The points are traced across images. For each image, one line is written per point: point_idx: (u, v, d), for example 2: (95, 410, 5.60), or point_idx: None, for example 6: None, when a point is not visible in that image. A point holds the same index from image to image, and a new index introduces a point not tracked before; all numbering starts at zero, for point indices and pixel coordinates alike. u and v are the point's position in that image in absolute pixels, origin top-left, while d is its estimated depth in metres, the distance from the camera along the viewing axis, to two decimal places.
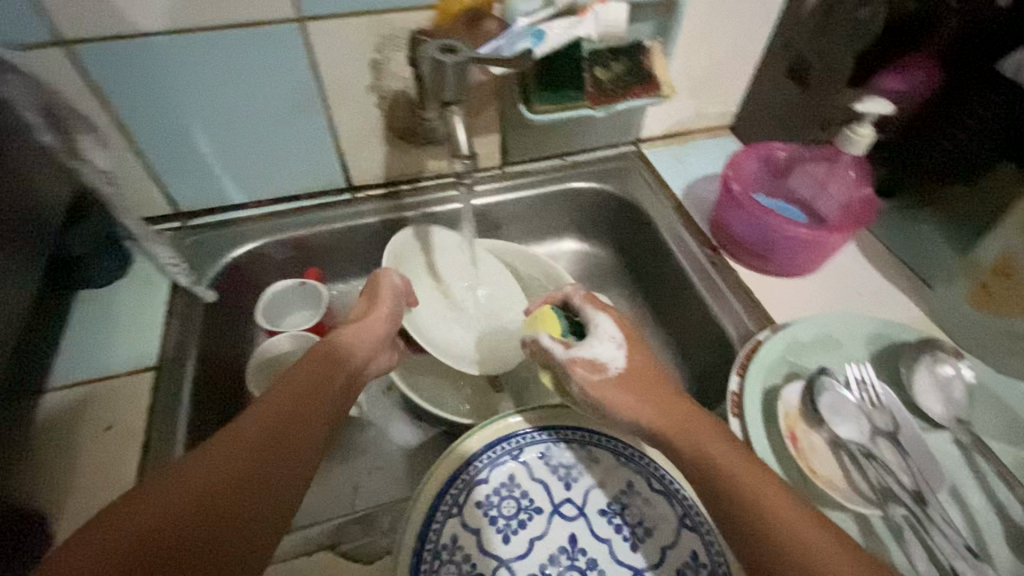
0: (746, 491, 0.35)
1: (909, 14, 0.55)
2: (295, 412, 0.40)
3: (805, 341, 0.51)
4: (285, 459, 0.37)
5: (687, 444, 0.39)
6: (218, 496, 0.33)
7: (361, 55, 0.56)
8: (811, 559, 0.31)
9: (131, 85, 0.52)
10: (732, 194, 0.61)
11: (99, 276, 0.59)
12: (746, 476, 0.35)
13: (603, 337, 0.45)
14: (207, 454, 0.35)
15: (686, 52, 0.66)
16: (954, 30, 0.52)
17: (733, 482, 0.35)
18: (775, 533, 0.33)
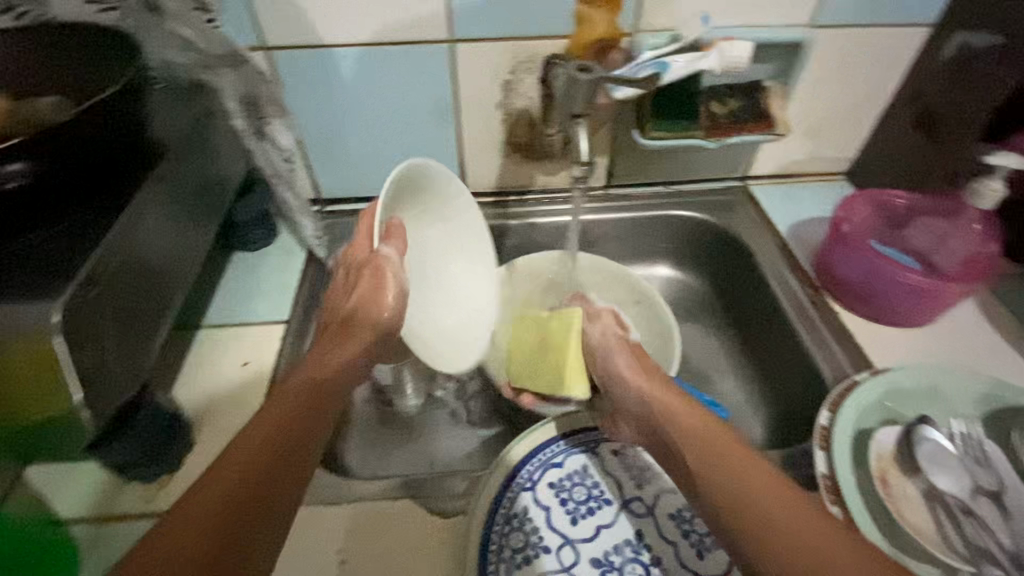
0: (734, 481, 0.37)
1: None
2: (306, 400, 0.42)
3: (907, 389, 0.49)
4: (299, 449, 0.39)
5: (693, 447, 0.41)
6: (256, 486, 0.35)
7: (498, 75, 0.63)
8: (794, 539, 0.33)
9: (306, 87, 0.62)
10: (845, 237, 0.60)
11: (250, 241, 0.69)
12: (735, 469, 0.37)
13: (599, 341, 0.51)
14: (225, 455, 0.36)
15: (805, 94, 0.67)
16: None
17: (725, 474, 0.38)
18: (760, 519, 0.34)
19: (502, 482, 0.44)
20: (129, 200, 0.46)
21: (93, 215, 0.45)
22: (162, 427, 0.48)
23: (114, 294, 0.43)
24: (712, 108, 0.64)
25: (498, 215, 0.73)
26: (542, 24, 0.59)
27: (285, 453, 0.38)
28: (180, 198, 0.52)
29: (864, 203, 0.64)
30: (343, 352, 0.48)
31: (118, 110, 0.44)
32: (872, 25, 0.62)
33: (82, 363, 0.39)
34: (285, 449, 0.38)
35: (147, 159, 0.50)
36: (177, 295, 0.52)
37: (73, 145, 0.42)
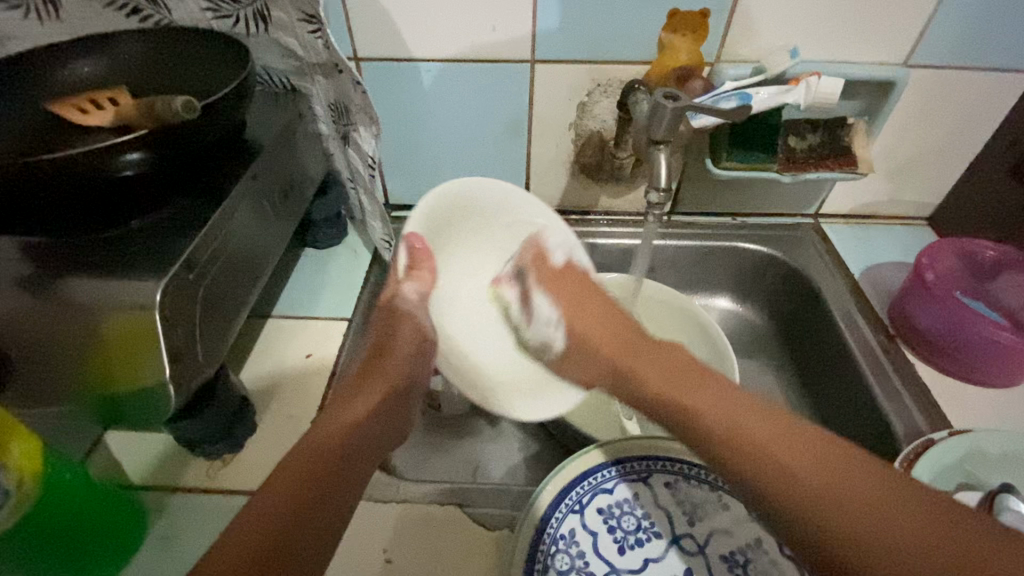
0: (785, 475, 0.32)
1: None
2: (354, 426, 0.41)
3: (991, 455, 0.46)
4: (349, 465, 0.38)
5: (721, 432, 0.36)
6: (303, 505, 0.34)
7: (574, 96, 0.64)
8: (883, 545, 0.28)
9: (389, 96, 0.65)
10: (927, 284, 0.57)
11: (322, 239, 0.72)
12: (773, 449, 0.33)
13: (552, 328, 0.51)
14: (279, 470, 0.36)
15: (890, 134, 0.65)
16: None
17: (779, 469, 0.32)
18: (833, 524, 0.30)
19: (552, 500, 0.44)
20: (226, 194, 0.50)
21: (195, 206, 0.48)
22: (229, 410, 0.50)
23: (204, 279, 0.46)
24: (790, 142, 0.62)
25: None
26: (624, 49, 0.60)
27: (325, 479, 0.36)
28: (268, 193, 0.55)
29: (950, 252, 0.60)
30: (383, 383, 0.46)
31: (225, 110, 0.48)
32: (970, 67, 0.59)
33: (173, 340, 0.42)
34: (331, 477, 0.36)
35: (242, 156, 0.54)
36: (257, 283, 0.54)
37: (184, 140, 0.45)
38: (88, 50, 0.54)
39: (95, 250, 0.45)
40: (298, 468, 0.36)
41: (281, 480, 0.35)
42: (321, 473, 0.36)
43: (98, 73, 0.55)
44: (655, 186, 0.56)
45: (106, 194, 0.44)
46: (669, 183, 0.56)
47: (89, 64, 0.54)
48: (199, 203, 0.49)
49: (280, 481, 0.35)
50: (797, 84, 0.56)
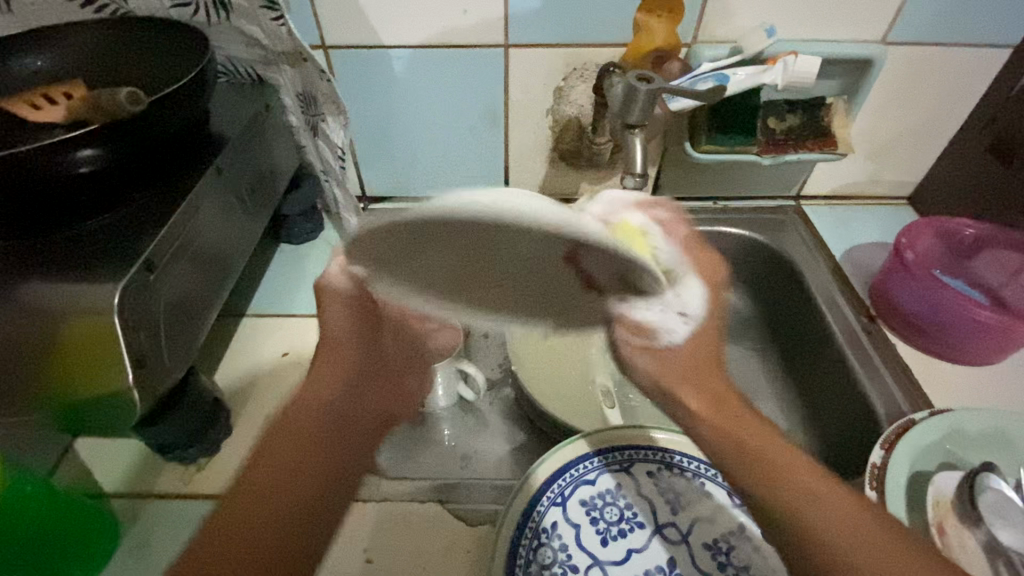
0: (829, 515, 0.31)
1: None
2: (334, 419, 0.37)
3: (971, 435, 0.46)
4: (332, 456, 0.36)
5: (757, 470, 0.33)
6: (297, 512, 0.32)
7: (550, 80, 0.62)
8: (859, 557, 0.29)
9: (360, 84, 0.63)
10: (907, 263, 0.56)
11: (298, 234, 0.71)
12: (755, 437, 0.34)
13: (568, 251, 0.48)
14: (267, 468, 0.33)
15: (869, 112, 0.64)
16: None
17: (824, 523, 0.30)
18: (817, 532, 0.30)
19: (535, 490, 0.43)
20: (190, 191, 0.48)
21: (157, 204, 0.46)
22: (200, 414, 0.49)
23: (167, 279, 0.44)
24: (769, 123, 0.62)
25: None
26: (599, 33, 0.58)
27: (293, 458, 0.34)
28: (235, 189, 0.54)
29: (930, 231, 0.60)
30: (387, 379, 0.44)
31: (187, 103, 0.46)
32: (947, 43, 0.58)
33: (135, 345, 0.40)
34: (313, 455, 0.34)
35: (206, 149, 0.52)
36: (226, 282, 0.53)
37: (141, 135, 0.43)
38: (38, 44, 0.51)
39: (50, 252, 0.43)
40: (286, 436, 0.35)
41: (281, 436, 0.35)
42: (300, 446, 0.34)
43: (51, 67, 0.52)
44: (631, 171, 0.54)
45: (58, 194, 0.42)
46: (645, 168, 0.54)
47: (42, 59, 0.52)
48: (161, 201, 0.47)
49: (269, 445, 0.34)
50: (774, 64, 0.55)
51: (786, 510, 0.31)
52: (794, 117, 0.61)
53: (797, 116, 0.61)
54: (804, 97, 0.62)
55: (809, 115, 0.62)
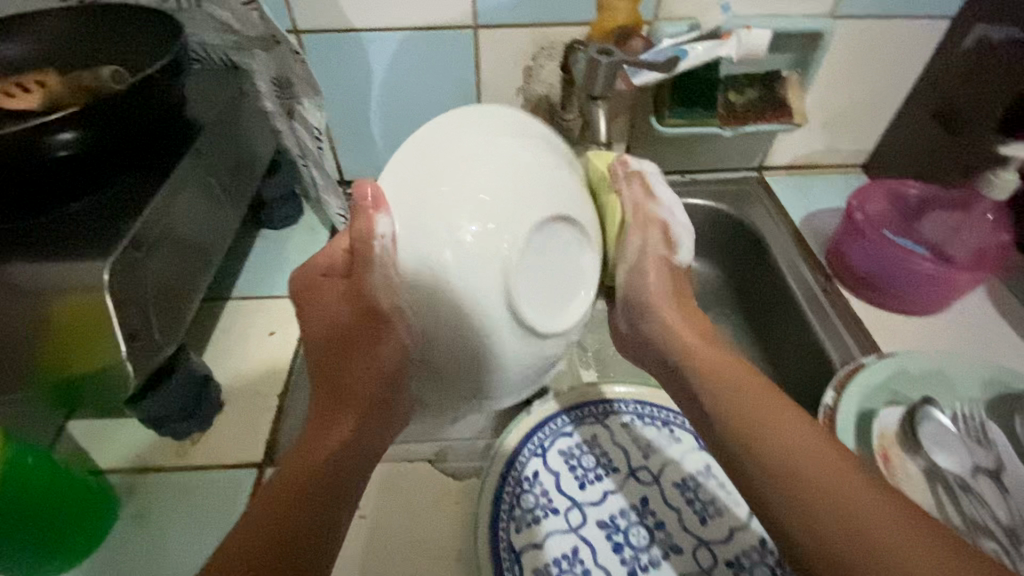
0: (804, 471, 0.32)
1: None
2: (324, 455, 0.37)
3: (914, 375, 0.50)
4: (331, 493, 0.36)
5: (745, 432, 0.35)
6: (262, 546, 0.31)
7: (520, 61, 0.65)
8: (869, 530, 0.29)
9: (334, 68, 0.64)
10: (858, 224, 0.60)
11: (278, 219, 0.72)
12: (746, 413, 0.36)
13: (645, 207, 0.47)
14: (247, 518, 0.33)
15: (821, 85, 0.68)
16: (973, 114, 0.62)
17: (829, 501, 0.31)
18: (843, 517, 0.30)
19: (512, 449, 0.46)
20: (167, 177, 0.48)
21: (136, 192, 0.47)
22: (192, 390, 0.50)
23: (148, 257, 0.45)
24: (729, 97, 0.65)
25: None
26: (564, 13, 0.61)
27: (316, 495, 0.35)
28: (214, 173, 0.55)
29: (879, 193, 0.64)
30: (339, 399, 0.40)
31: (161, 89, 0.47)
32: (891, 15, 0.62)
33: (128, 320, 0.42)
34: (318, 491, 0.35)
35: (182, 135, 0.52)
36: (207, 268, 0.54)
37: (117, 119, 0.44)
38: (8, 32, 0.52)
39: (32, 235, 0.44)
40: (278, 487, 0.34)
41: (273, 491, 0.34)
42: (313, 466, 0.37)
43: (23, 55, 0.52)
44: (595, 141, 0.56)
45: (39, 178, 0.43)
46: (608, 137, 0.56)
47: (12, 47, 0.52)
48: (141, 185, 0.48)
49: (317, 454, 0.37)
50: (728, 37, 0.58)
51: (754, 445, 0.35)
52: (753, 91, 0.65)
53: (756, 90, 0.65)
54: (762, 73, 0.65)
55: (766, 89, 0.65)
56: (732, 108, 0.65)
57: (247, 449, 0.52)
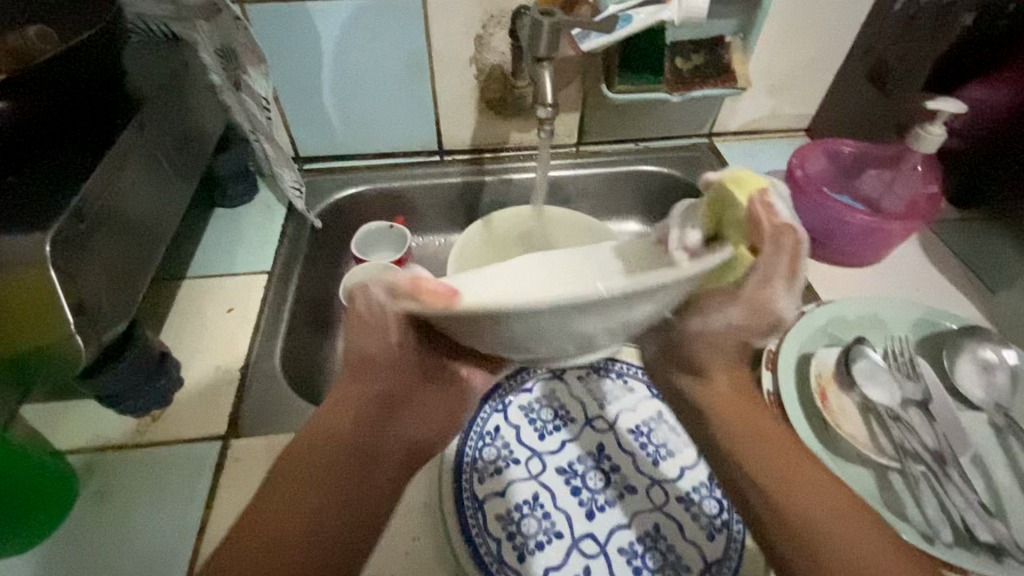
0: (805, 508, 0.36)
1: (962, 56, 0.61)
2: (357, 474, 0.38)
3: (850, 319, 0.53)
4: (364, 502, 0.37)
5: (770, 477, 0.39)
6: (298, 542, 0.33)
7: (470, 29, 0.65)
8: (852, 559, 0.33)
9: (281, 37, 0.63)
10: (798, 181, 0.63)
11: (232, 197, 0.71)
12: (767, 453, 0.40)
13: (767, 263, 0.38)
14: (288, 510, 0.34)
15: (764, 50, 0.70)
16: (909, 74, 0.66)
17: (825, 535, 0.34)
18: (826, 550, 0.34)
19: (460, 437, 0.46)
20: (109, 150, 0.47)
21: (72, 165, 0.45)
22: (148, 365, 0.50)
23: (97, 231, 0.44)
24: (676, 63, 0.67)
25: (474, 172, 0.78)
26: None
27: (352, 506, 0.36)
28: (159, 147, 0.53)
29: (818, 153, 0.67)
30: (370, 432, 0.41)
31: (98, 59, 0.46)
32: None
33: (74, 292, 0.41)
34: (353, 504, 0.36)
35: (121, 108, 0.51)
36: (155, 242, 0.53)
37: (51, 87, 0.43)
38: None
39: None
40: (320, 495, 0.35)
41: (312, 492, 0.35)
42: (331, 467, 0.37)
43: None
44: (542, 103, 0.57)
45: None
46: (555, 99, 0.57)
47: None
48: (80, 157, 0.46)
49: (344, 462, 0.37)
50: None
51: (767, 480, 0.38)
52: (699, 57, 0.67)
53: (701, 56, 0.67)
54: (706, 39, 0.67)
55: (710, 55, 0.67)
56: (679, 74, 0.67)
57: (206, 423, 0.52)
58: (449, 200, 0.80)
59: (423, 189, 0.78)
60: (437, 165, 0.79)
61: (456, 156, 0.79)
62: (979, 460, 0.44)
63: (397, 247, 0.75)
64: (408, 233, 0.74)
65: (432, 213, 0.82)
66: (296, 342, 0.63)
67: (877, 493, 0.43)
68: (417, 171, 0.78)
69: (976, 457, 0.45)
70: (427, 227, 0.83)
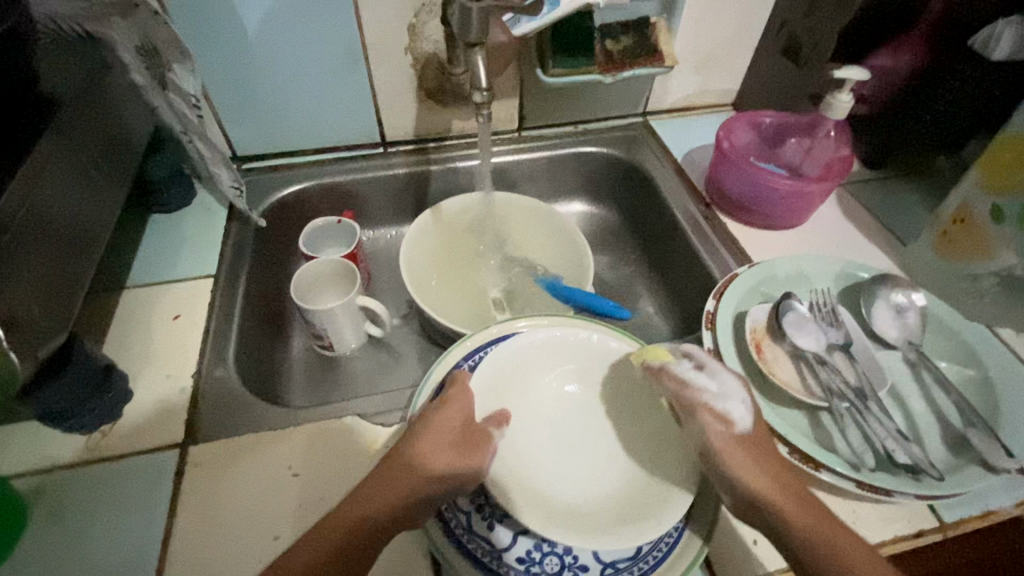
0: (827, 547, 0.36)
1: (860, 27, 0.65)
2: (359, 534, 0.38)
3: (779, 277, 0.57)
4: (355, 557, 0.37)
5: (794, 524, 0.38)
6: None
7: (402, 18, 0.65)
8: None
9: (203, 32, 0.62)
10: (726, 153, 0.67)
11: (171, 201, 0.69)
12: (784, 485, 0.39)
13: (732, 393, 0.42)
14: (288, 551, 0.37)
15: (687, 29, 0.73)
16: (817, 43, 0.69)
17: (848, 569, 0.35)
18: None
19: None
20: (29, 155, 0.45)
21: None
22: (92, 377, 0.48)
23: (23, 240, 0.42)
24: (606, 45, 0.69)
25: (419, 162, 0.79)
26: None
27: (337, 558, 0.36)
28: (83, 152, 0.51)
29: (742, 124, 0.71)
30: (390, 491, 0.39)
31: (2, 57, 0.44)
32: None
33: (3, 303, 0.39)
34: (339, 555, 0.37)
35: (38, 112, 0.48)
36: (91, 250, 0.51)
37: None
38: None
39: None
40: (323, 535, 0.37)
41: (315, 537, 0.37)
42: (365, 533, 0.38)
43: None
44: (477, 87, 0.58)
45: None
46: (490, 83, 0.58)
47: None
48: None
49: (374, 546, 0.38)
50: None
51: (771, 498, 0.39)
52: (628, 37, 0.69)
53: (630, 36, 0.69)
54: (633, 19, 0.69)
55: (638, 35, 0.69)
56: (609, 55, 0.69)
57: (163, 430, 0.51)
58: (396, 192, 0.80)
59: (368, 182, 0.78)
60: (381, 156, 0.79)
61: (400, 147, 0.79)
62: (896, 394, 0.49)
63: (346, 242, 0.74)
64: (357, 227, 0.74)
65: (380, 206, 0.82)
66: (250, 342, 0.62)
67: (810, 432, 0.47)
68: (362, 164, 0.78)
69: (894, 392, 0.49)
70: (376, 220, 0.83)
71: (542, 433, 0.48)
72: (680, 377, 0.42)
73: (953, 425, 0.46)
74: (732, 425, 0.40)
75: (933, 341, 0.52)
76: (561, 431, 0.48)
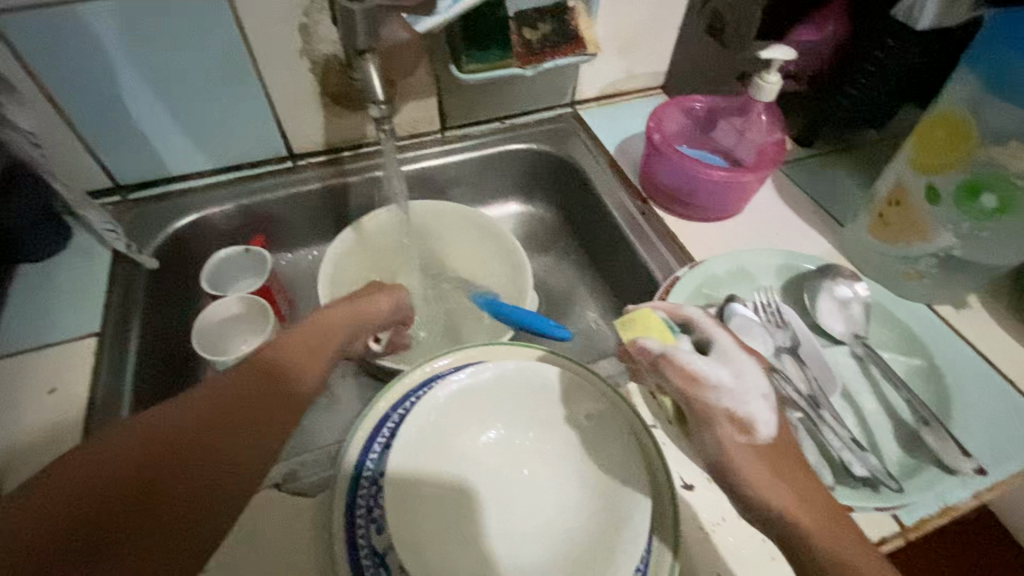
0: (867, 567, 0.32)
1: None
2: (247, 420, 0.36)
3: (720, 276, 0.54)
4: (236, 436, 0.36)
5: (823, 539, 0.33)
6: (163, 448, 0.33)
7: (289, 19, 0.57)
8: None
9: (54, 52, 0.52)
10: (656, 145, 0.63)
11: (38, 250, 0.58)
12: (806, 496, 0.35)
13: (746, 383, 0.38)
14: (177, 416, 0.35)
15: (608, 12, 0.68)
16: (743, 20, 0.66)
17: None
18: None
19: (348, 503, 0.40)
20: None
21: None
22: None
23: None
24: (524, 34, 0.62)
25: (333, 175, 0.71)
26: None
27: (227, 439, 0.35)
28: None
29: (671, 110, 0.67)
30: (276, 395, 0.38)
31: None
32: None
33: None
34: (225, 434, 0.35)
35: None
36: None
37: None
38: None
39: None
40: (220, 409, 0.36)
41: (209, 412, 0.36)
42: (203, 434, 0.34)
43: None
44: (372, 100, 0.52)
45: None
46: (386, 95, 0.52)
47: None
48: None
49: (214, 447, 0.34)
50: None
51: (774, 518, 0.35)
52: (547, 24, 0.63)
53: (549, 23, 0.63)
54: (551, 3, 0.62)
55: (558, 21, 0.63)
56: (528, 45, 0.62)
57: None
58: (311, 210, 0.73)
59: (277, 202, 0.70)
60: (290, 172, 0.71)
61: (308, 159, 0.71)
62: (848, 396, 0.48)
63: (257, 273, 0.67)
64: (268, 255, 0.66)
65: (295, 227, 0.74)
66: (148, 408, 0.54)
67: None
68: (269, 183, 0.69)
69: (846, 393, 0.48)
70: (293, 243, 0.75)
71: (493, 487, 0.43)
72: (687, 367, 0.38)
73: (905, 422, 0.45)
74: (752, 429, 0.36)
75: (878, 331, 0.51)
76: (511, 478, 0.43)
